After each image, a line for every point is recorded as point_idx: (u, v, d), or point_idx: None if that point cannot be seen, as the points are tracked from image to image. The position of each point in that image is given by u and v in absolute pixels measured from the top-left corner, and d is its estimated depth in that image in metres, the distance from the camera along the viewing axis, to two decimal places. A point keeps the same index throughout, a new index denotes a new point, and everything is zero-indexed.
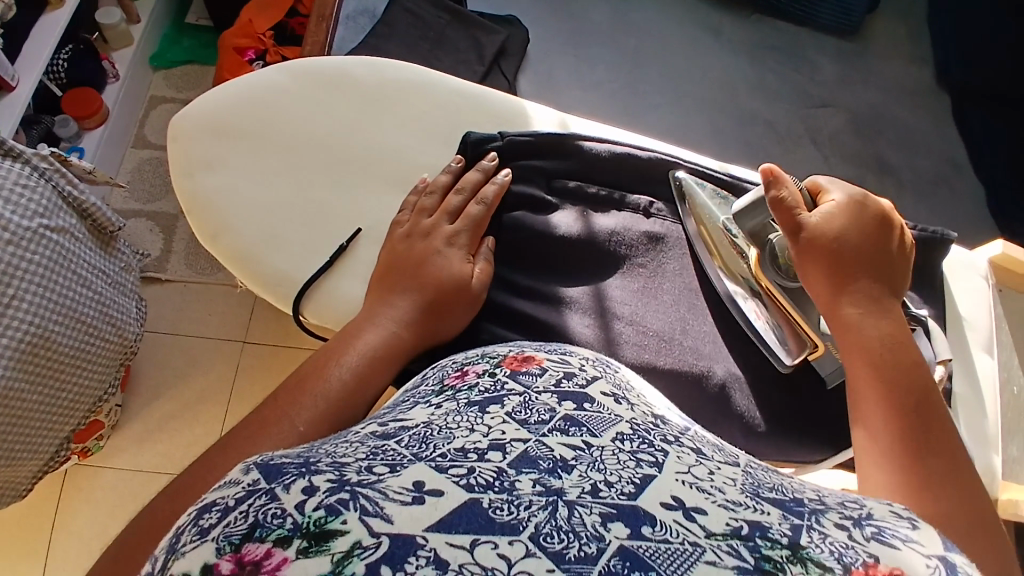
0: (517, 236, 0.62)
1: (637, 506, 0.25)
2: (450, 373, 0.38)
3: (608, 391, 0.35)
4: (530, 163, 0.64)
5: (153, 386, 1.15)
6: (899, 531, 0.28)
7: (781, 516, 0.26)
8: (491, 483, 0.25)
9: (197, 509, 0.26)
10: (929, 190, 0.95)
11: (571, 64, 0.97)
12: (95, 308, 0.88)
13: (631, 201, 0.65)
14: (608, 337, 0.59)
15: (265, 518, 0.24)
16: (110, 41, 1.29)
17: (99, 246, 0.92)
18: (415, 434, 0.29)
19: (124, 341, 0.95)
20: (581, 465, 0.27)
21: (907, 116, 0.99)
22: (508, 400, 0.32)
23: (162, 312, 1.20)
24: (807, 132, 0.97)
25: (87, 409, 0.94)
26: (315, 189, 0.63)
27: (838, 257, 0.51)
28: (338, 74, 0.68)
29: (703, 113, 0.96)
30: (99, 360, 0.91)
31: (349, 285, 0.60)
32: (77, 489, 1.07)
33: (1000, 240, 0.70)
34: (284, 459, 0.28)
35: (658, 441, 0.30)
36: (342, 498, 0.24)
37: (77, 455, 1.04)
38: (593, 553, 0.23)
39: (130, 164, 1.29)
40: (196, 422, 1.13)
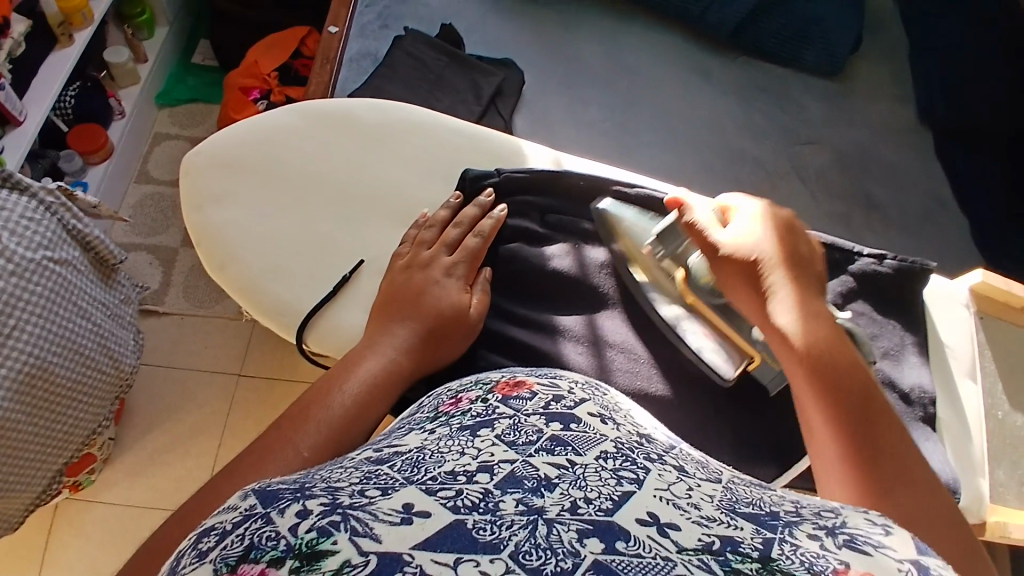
0: (512, 267, 0.64)
1: (612, 522, 0.26)
2: (445, 401, 0.39)
3: (596, 412, 0.36)
4: (525, 198, 0.66)
5: (149, 419, 1.15)
6: (871, 539, 0.29)
7: (754, 531, 0.28)
8: (477, 505, 0.26)
9: (197, 532, 0.28)
10: (913, 225, 0.97)
11: (566, 105, 1.00)
12: (94, 340, 0.89)
13: None
14: (602, 366, 0.60)
15: (260, 540, 0.25)
16: (117, 80, 1.32)
17: (98, 276, 0.93)
18: (407, 459, 0.30)
19: (121, 374, 0.95)
20: (563, 484, 0.28)
21: (889, 155, 1.02)
22: (498, 423, 0.33)
23: (160, 345, 1.20)
24: (793, 169, 1.00)
25: (82, 441, 0.94)
26: (318, 222, 0.65)
27: (754, 275, 0.52)
28: (343, 114, 0.71)
29: (692, 151, 0.99)
30: (95, 392, 0.92)
31: (351, 314, 0.62)
32: (69, 523, 1.06)
33: (981, 269, 0.72)
34: (279, 485, 0.29)
35: (640, 460, 0.31)
36: (334, 519, 0.25)
37: (69, 489, 1.03)
38: (569, 567, 0.23)
39: (133, 198, 1.32)
40: (190, 455, 1.13)
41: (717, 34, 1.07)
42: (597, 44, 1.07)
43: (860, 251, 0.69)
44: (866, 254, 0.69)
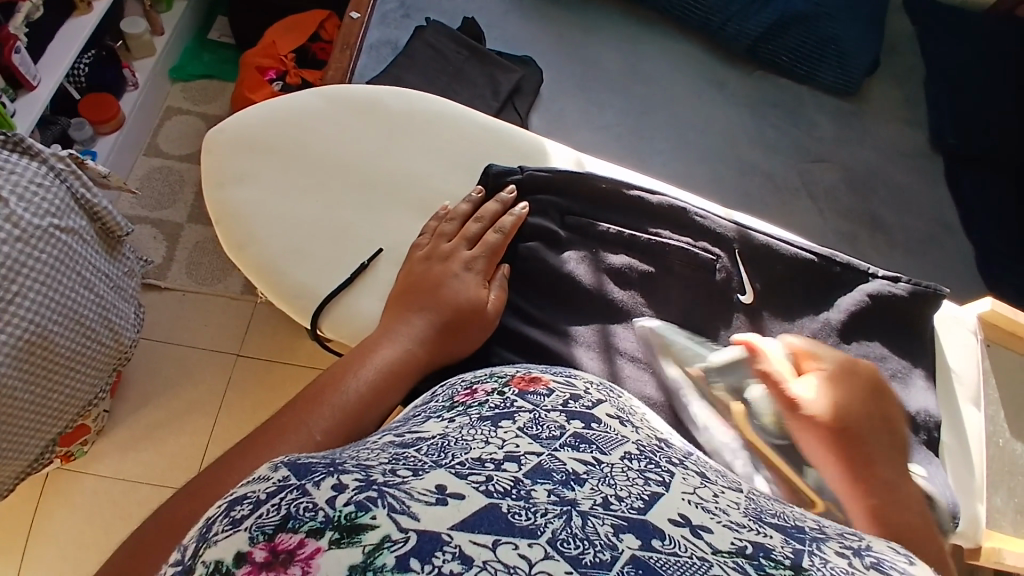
0: (528, 266, 0.64)
1: (646, 521, 0.26)
2: (460, 391, 0.39)
3: (613, 414, 0.36)
4: (546, 197, 0.66)
5: (144, 393, 1.15)
6: (897, 564, 0.29)
7: (783, 540, 0.28)
8: (508, 491, 0.26)
9: (227, 501, 0.27)
10: (918, 250, 0.97)
11: (583, 106, 1.00)
12: (97, 311, 0.89)
13: (641, 241, 0.67)
14: (613, 372, 0.60)
15: (298, 511, 0.24)
16: (132, 51, 1.32)
17: (102, 247, 0.92)
18: (432, 444, 0.30)
19: (120, 346, 0.95)
20: (592, 480, 0.28)
21: (899, 177, 1.02)
22: (519, 416, 0.33)
23: (159, 320, 1.20)
24: (803, 185, 1.00)
25: (77, 411, 0.93)
26: (338, 206, 0.65)
27: (839, 435, 0.51)
28: (369, 101, 0.70)
29: (706, 161, 1.00)
30: (94, 363, 0.92)
31: (367, 302, 0.61)
32: (58, 493, 1.06)
33: (989, 297, 0.73)
34: (309, 459, 0.29)
35: (664, 463, 0.31)
36: (370, 495, 0.25)
37: (59, 459, 1.03)
38: (607, 559, 0.24)
39: (140, 171, 1.31)
40: (184, 432, 1.13)
41: (735, 47, 1.07)
42: (617, 47, 1.07)
43: (875, 272, 0.69)
44: (880, 276, 0.69)
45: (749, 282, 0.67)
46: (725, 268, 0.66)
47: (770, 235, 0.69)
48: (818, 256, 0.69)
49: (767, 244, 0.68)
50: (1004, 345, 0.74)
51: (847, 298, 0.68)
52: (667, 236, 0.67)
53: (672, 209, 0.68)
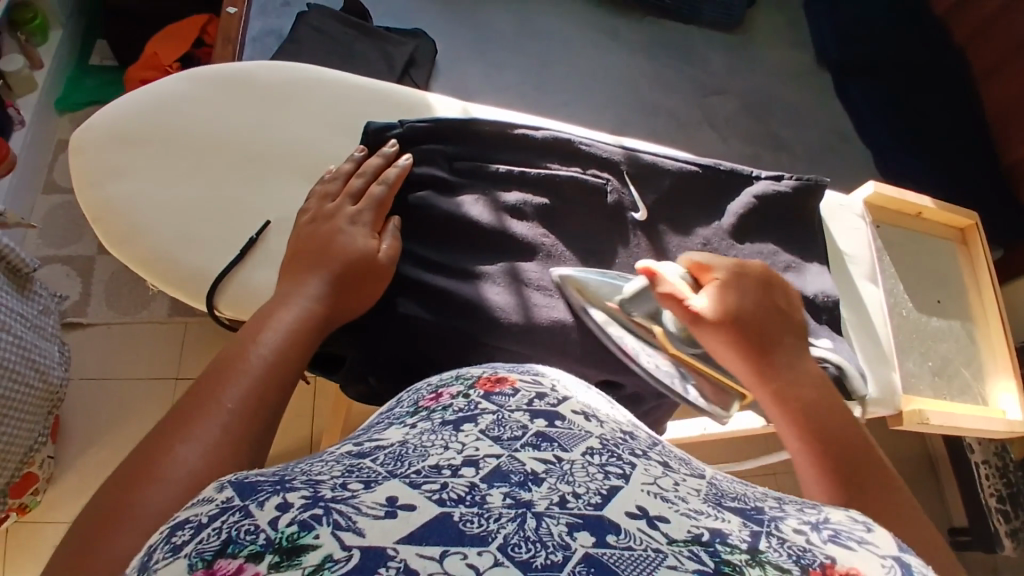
0: (423, 215, 0.64)
1: (603, 516, 0.31)
2: (426, 395, 0.43)
3: (578, 409, 0.41)
4: (431, 146, 0.66)
5: (89, 434, 1.10)
6: (855, 534, 0.35)
7: (741, 524, 0.33)
8: (462, 498, 0.31)
9: (168, 527, 0.31)
10: (816, 159, 1.03)
11: (481, 69, 0.99)
12: (17, 353, 0.85)
13: (531, 175, 0.69)
14: (523, 304, 0.63)
15: (238, 535, 0.28)
16: (14, 88, 1.24)
17: (11, 287, 0.87)
18: (388, 453, 0.35)
19: (49, 386, 0.91)
20: (551, 478, 0.33)
21: (790, 96, 1.07)
22: (483, 418, 0.38)
23: (88, 358, 1.15)
24: (705, 117, 1.03)
25: (19, 459, 0.90)
26: (225, 187, 0.63)
27: (738, 330, 0.52)
28: (238, 76, 0.68)
29: (608, 110, 1.01)
30: (26, 406, 0.88)
31: (265, 275, 0.60)
32: (17, 552, 1.02)
33: (872, 181, 0.81)
34: (254, 477, 0.33)
35: (624, 454, 0.36)
36: (315, 513, 0.29)
37: (15, 512, 0.98)
38: (559, 560, 0.28)
39: (42, 210, 1.24)
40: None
41: None
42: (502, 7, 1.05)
43: (759, 174, 0.74)
44: (765, 176, 0.75)
45: (641, 198, 0.71)
46: (616, 188, 0.70)
47: (656, 154, 0.73)
48: (702, 167, 0.73)
49: (654, 162, 0.72)
50: (890, 226, 0.83)
51: (739, 200, 0.73)
52: (556, 167, 0.70)
53: (558, 140, 0.70)
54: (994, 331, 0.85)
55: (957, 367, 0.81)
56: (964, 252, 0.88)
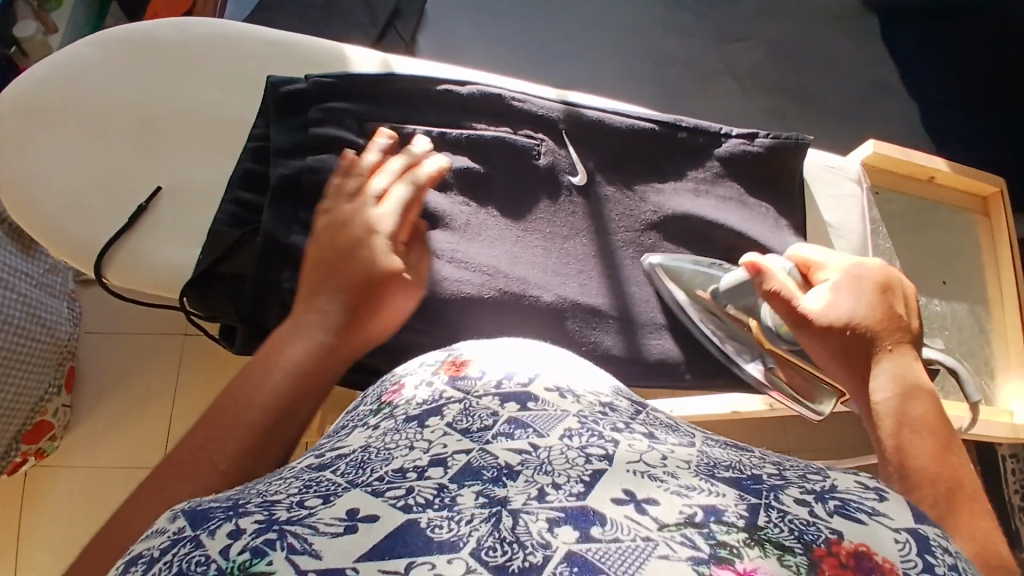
0: (317, 177, 0.61)
1: (586, 506, 0.27)
2: (388, 388, 0.38)
3: (553, 385, 0.35)
4: (336, 105, 0.65)
5: (101, 386, 1.21)
6: (864, 504, 0.28)
7: (738, 497, 0.27)
8: (431, 502, 0.27)
9: (123, 564, 0.27)
10: (841, 111, 1.06)
11: (469, 23, 1.04)
12: (27, 313, 0.96)
13: (451, 137, 0.66)
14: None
15: (188, 568, 0.25)
16: None
17: (19, 248, 0.95)
18: (350, 460, 0.31)
19: (57, 340, 1.03)
20: (527, 470, 0.28)
21: (828, 40, 1.09)
22: (448, 409, 0.33)
23: (98, 315, 1.24)
24: (725, 66, 1.08)
25: (30, 407, 1.03)
26: (121, 156, 0.64)
27: (842, 333, 0.51)
28: (142, 39, 0.67)
29: (614, 59, 1.06)
30: (36, 360, 1.00)
31: (156, 246, 0.62)
32: (36, 491, 1.15)
33: (871, 140, 0.79)
34: (211, 503, 0.29)
35: (606, 432, 0.31)
36: (269, 538, 0.25)
37: (33, 456, 1.11)
38: (539, 561, 0.24)
39: None
40: (142, 418, 1.20)
41: None
42: None
43: (728, 132, 0.72)
44: (735, 135, 0.72)
45: (580, 160, 0.68)
46: (548, 150, 0.67)
47: (603, 110, 0.70)
48: (659, 124, 0.70)
49: (597, 119, 0.69)
50: (893, 191, 0.82)
51: (700, 162, 0.71)
52: (483, 128, 0.67)
53: (487, 96, 0.67)
54: (1008, 320, 0.81)
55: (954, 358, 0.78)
56: (985, 222, 0.85)
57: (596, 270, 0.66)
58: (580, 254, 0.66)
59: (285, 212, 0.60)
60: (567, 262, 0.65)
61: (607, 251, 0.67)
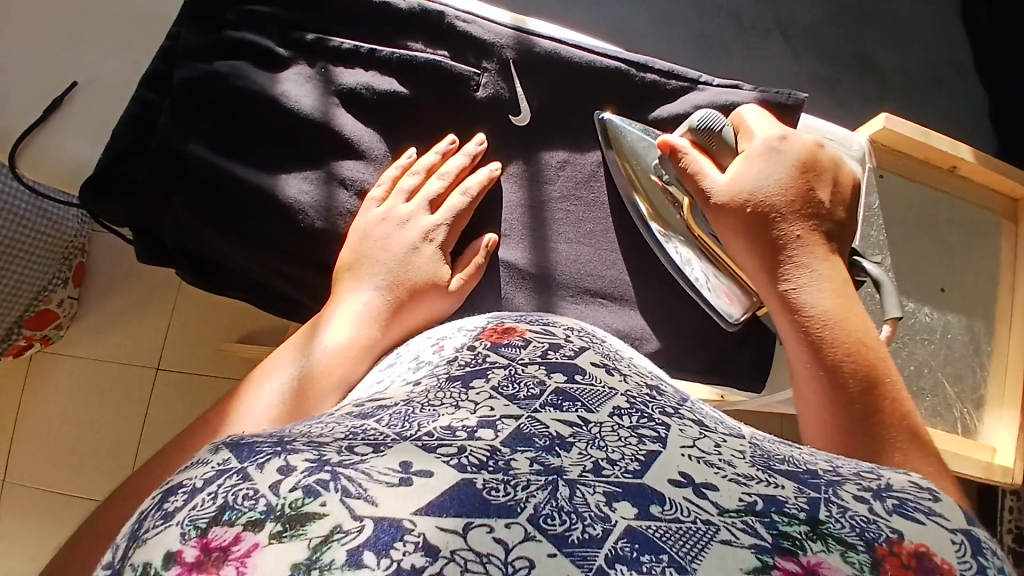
0: (236, 84, 0.65)
1: (644, 484, 0.29)
2: (432, 349, 0.42)
3: (598, 362, 0.38)
4: (259, 9, 0.67)
5: (107, 282, 1.22)
6: (922, 504, 0.31)
7: (797, 490, 0.30)
8: (484, 464, 0.28)
9: (162, 492, 0.27)
10: (875, 97, 1.10)
11: None
12: (33, 206, 0.99)
13: (381, 56, 0.67)
14: (326, 201, 0.65)
15: (235, 501, 0.25)
16: None
17: None
18: (394, 413, 0.32)
19: (64, 236, 1.07)
20: (579, 443, 0.30)
21: (908, 12, 1.12)
22: (493, 373, 0.35)
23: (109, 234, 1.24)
24: (777, 24, 1.12)
25: (33, 295, 1.08)
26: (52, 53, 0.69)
27: (750, 212, 0.56)
28: None
29: (656, 9, 1.12)
30: (41, 251, 1.04)
31: (69, 143, 0.68)
32: (40, 373, 1.22)
33: (884, 114, 0.77)
34: (255, 437, 0.30)
35: (657, 415, 0.34)
36: (322, 478, 0.26)
37: (38, 342, 1.16)
38: (598, 534, 0.26)
39: None
40: (140, 321, 1.23)
41: None
42: None
43: (708, 80, 0.70)
44: (716, 84, 0.70)
45: (525, 98, 0.69)
46: (490, 82, 0.68)
47: (560, 42, 0.69)
48: (627, 64, 0.70)
49: (549, 52, 0.69)
50: (904, 178, 0.82)
51: (665, 108, 0.69)
52: (418, 49, 0.68)
53: (427, 13, 0.68)
54: (1012, 347, 0.82)
55: (938, 376, 0.78)
56: (1010, 227, 0.84)
57: (524, 228, 0.67)
58: (510, 205, 0.68)
59: (187, 121, 0.64)
60: (501, 224, 0.67)
61: (538, 209, 0.68)
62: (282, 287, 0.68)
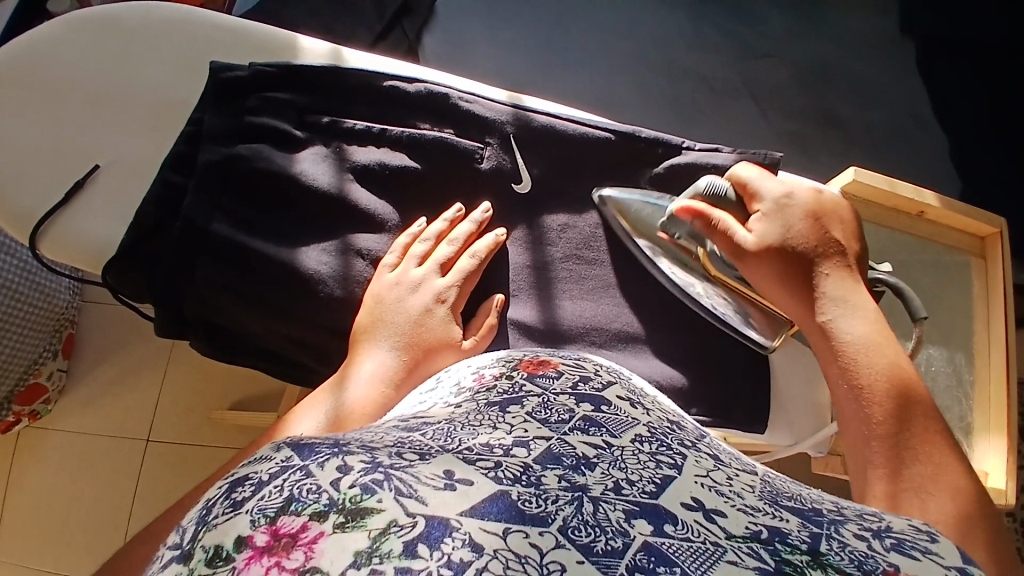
0: (257, 165, 0.69)
1: (659, 505, 0.31)
2: (469, 377, 0.46)
3: (623, 395, 0.41)
4: (276, 96, 0.72)
5: (96, 355, 1.24)
6: (918, 544, 0.33)
7: (801, 525, 0.32)
8: (518, 478, 0.32)
9: (229, 483, 0.31)
10: (841, 147, 1.16)
11: (501, 38, 1.22)
12: (23, 277, 1.02)
13: (391, 135, 0.72)
14: (343, 271, 0.68)
15: (300, 494, 0.29)
16: None
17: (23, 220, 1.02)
18: (437, 429, 0.36)
19: (54, 308, 1.10)
20: (602, 463, 0.33)
21: (865, 65, 1.20)
22: (528, 400, 0.39)
23: (110, 315, 1.26)
24: (743, 85, 1.20)
25: (23, 370, 1.09)
26: (57, 130, 0.72)
27: (781, 260, 0.60)
28: (109, 19, 0.77)
29: (629, 77, 1.21)
30: (32, 324, 1.07)
31: (83, 223, 0.70)
32: (28, 448, 1.21)
33: (852, 167, 0.82)
34: (312, 441, 0.33)
35: (674, 445, 0.37)
36: (376, 478, 0.29)
37: (26, 417, 1.17)
38: (619, 546, 0.29)
39: None
40: (132, 393, 1.22)
41: None
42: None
43: (690, 146, 0.75)
44: (696, 149, 0.75)
45: (525, 169, 0.74)
46: (492, 155, 0.73)
47: (552, 116, 0.75)
48: (618, 135, 0.74)
49: (546, 126, 0.74)
50: (879, 225, 0.87)
51: (655, 172, 0.74)
52: (426, 129, 0.73)
53: (433, 96, 0.73)
54: (993, 384, 0.83)
55: None
56: (980, 262, 0.88)
57: (531, 288, 0.71)
58: (521, 270, 0.71)
59: (210, 201, 0.68)
60: (508, 285, 0.71)
61: (542, 269, 0.72)
62: (290, 351, 0.70)
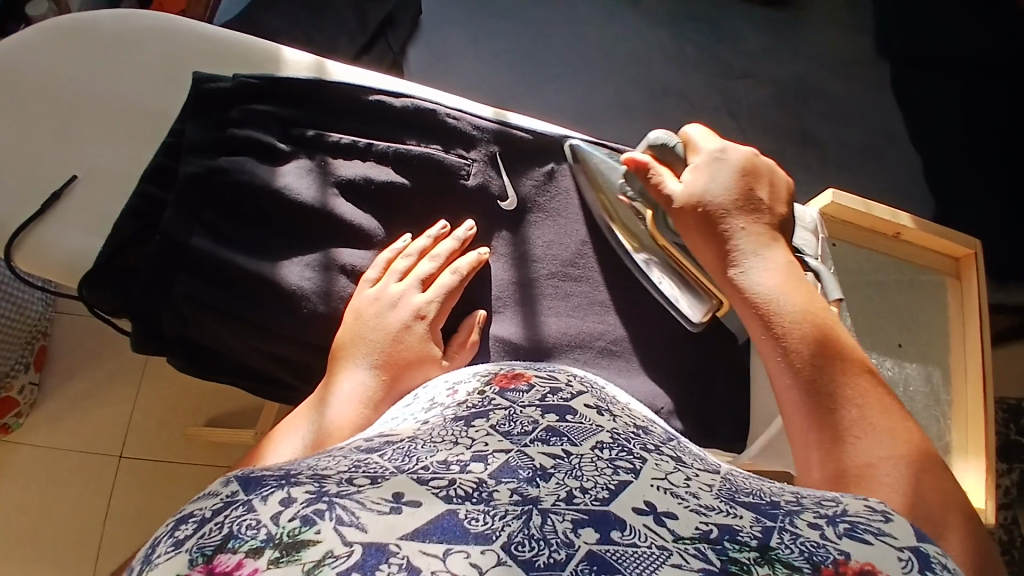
0: (240, 177, 0.68)
1: (609, 511, 0.31)
2: (444, 391, 0.45)
3: (591, 403, 0.41)
4: (261, 108, 0.72)
5: (69, 367, 1.22)
6: (871, 526, 0.33)
7: (754, 520, 0.32)
8: (470, 495, 0.31)
9: (175, 520, 0.31)
10: (826, 164, 1.17)
11: (486, 54, 1.22)
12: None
13: (378, 150, 0.72)
14: (325, 287, 0.67)
15: (239, 530, 0.28)
16: None
17: None
18: (398, 448, 0.35)
19: (26, 321, 1.10)
20: (558, 473, 0.33)
21: (842, 86, 1.22)
22: (494, 413, 0.38)
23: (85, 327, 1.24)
24: (724, 103, 1.22)
25: None
26: (28, 138, 0.71)
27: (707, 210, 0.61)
28: (86, 28, 0.76)
29: (612, 94, 1.22)
30: (5, 336, 1.07)
31: (57, 234, 0.68)
32: None
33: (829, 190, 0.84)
34: (262, 474, 0.33)
35: (636, 450, 0.36)
36: (319, 508, 0.29)
37: None
38: (562, 558, 0.28)
39: None
40: (105, 407, 1.20)
41: None
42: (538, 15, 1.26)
43: None
44: None
45: (511, 187, 0.74)
46: (477, 172, 0.73)
47: (538, 134, 0.76)
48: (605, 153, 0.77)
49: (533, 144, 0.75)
50: (853, 245, 0.88)
51: None
52: (412, 145, 0.73)
53: (420, 112, 0.73)
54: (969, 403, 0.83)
55: None
56: (956, 284, 0.89)
57: (515, 305, 0.71)
58: (502, 285, 0.71)
59: (190, 215, 0.67)
60: (492, 300, 0.70)
61: (526, 286, 0.72)
62: (265, 366, 0.69)
